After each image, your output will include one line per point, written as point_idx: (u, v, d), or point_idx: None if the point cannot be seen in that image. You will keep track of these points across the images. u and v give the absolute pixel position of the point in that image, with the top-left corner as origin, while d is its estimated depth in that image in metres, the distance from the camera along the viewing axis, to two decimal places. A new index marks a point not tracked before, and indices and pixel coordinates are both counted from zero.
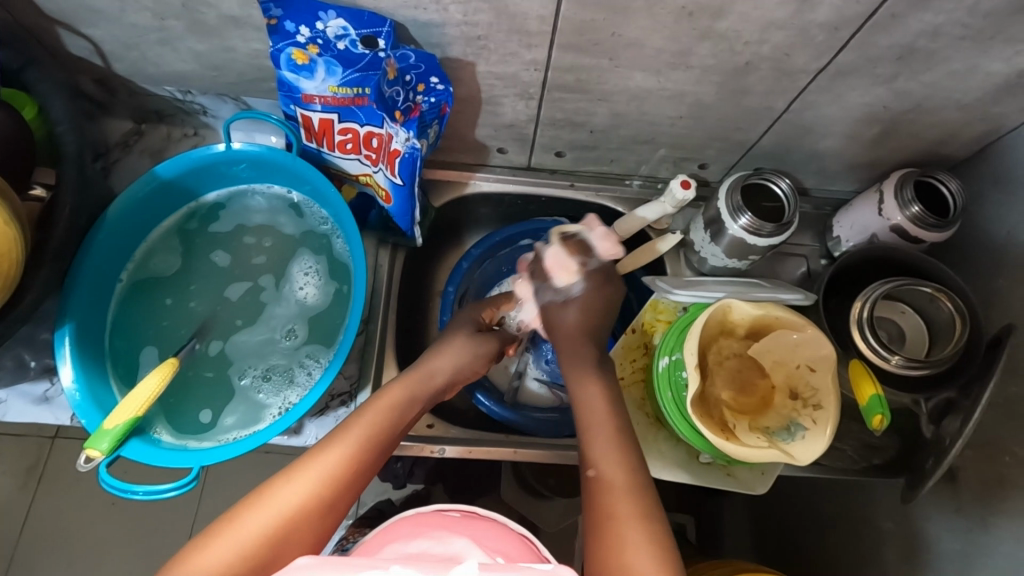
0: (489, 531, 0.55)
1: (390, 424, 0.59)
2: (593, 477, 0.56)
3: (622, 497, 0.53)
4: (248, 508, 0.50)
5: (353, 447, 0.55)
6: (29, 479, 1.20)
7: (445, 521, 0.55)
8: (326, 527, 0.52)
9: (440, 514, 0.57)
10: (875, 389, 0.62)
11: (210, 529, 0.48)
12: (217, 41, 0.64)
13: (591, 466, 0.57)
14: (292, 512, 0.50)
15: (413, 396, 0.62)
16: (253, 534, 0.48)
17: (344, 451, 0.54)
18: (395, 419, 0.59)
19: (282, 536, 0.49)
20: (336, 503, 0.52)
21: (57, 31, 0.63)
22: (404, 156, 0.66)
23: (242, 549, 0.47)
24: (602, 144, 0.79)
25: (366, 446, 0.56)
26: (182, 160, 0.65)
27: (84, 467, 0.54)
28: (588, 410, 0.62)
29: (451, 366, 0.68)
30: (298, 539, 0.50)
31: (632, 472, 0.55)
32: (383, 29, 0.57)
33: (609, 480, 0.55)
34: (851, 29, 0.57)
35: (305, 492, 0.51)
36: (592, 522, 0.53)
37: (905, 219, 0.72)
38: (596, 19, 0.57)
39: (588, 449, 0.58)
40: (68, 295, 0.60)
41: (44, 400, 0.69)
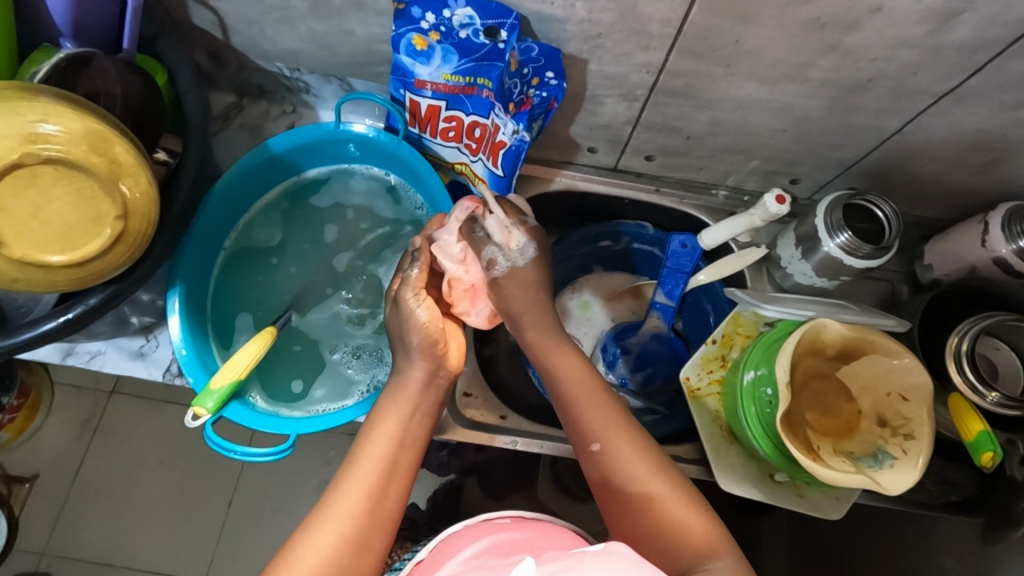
0: (544, 531, 0.56)
1: (397, 448, 0.54)
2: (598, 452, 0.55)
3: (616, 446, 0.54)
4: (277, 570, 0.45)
5: (366, 478, 0.51)
6: (85, 431, 1.25)
7: (498, 528, 0.56)
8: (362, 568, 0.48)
9: (491, 522, 0.57)
10: (985, 426, 0.60)
11: None
12: (338, 23, 0.65)
13: (593, 441, 0.55)
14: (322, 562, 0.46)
15: (411, 413, 0.57)
16: None
17: (360, 484, 0.51)
18: (404, 439, 0.55)
19: None
20: (363, 544, 0.48)
21: (189, 3, 0.66)
22: (510, 148, 0.66)
23: None
24: (695, 151, 0.78)
25: (377, 477, 0.51)
26: (294, 135, 0.66)
27: (190, 423, 0.56)
28: (574, 393, 0.58)
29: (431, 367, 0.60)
30: None
31: (635, 442, 0.54)
32: (508, 21, 0.58)
33: (617, 451, 0.54)
34: (988, 52, 0.56)
35: (326, 537, 0.47)
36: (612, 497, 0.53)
37: (1010, 252, 0.70)
38: (722, 26, 0.57)
39: (586, 422, 0.56)
40: (180, 256, 0.62)
41: (139, 355, 0.73)
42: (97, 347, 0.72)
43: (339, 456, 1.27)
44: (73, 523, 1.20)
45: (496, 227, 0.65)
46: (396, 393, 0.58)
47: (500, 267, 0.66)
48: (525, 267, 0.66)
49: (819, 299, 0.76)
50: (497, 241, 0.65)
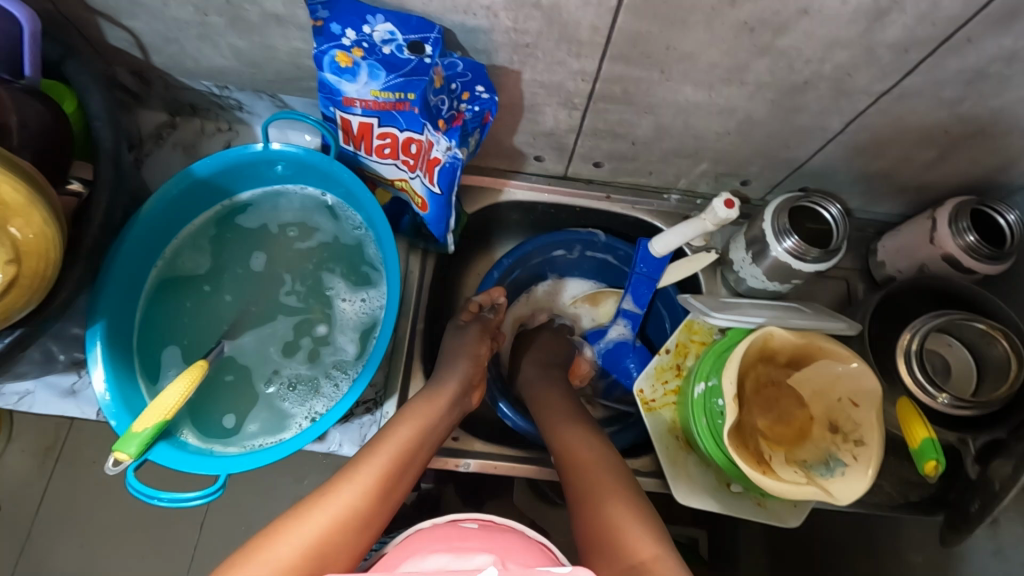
0: (510, 545, 0.53)
1: (409, 449, 0.60)
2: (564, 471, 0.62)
3: (586, 469, 0.60)
4: (283, 525, 0.50)
5: (382, 463, 0.57)
6: (46, 460, 1.21)
7: (463, 534, 0.53)
8: (358, 543, 0.51)
9: (455, 526, 0.55)
10: (928, 433, 0.59)
11: (247, 546, 0.48)
12: (258, 39, 0.62)
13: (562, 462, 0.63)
14: (326, 527, 0.50)
15: (435, 419, 0.64)
16: (293, 548, 0.48)
17: (375, 466, 0.56)
18: (416, 442, 0.61)
19: (322, 548, 0.49)
20: (354, 529, 0.52)
21: (98, 22, 0.62)
22: (444, 164, 0.65)
23: (278, 563, 0.46)
24: (643, 156, 0.76)
25: (392, 468, 0.57)
26: (217, 158, 0.64)
27: (111, 469, 0.54)
28: (557, 425, 0.68)
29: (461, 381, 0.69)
30: (337, 551, 0.50)
31: (599, 455, 0.62)
32: (431, 35, 0.56)
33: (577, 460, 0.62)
34: (921, 52, 0.54)
35: (326, 515, 0.51)
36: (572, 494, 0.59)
37: (958, 248, 0.69)
38: (652, 31, 0.54)
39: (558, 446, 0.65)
40: (100, 292, 0.59)
41: (71, 393, 0.69)
42: (25, 387, 0.68)
43: (312, 472, 1.24)
44: (37, 555, 1.16)
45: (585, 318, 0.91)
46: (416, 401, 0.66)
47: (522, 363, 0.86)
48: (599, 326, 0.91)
49: (773, 304, 0.75)
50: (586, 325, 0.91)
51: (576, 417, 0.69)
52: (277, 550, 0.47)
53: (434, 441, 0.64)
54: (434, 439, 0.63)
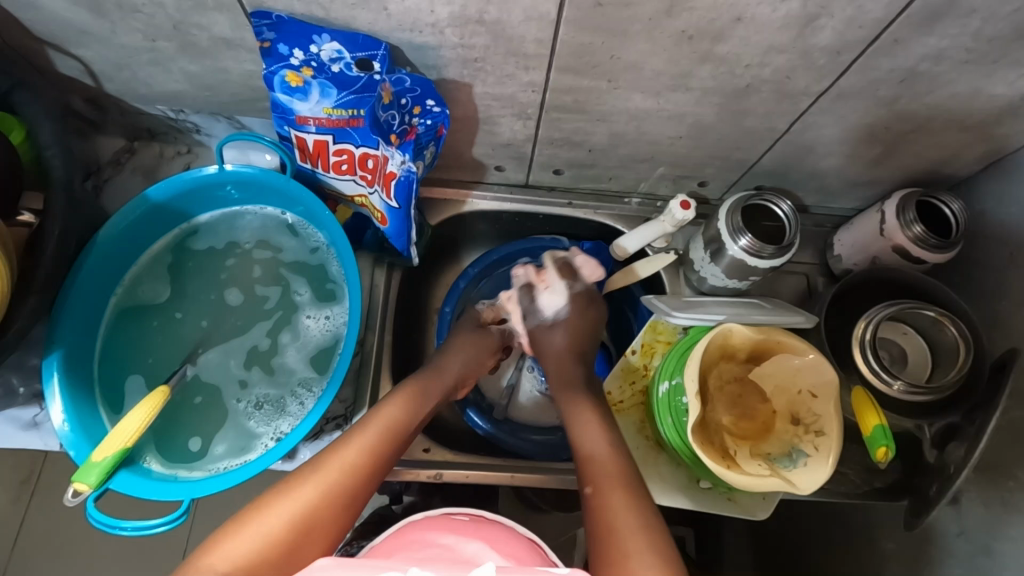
0: (499, 537, 0.55)
1: (381, 446, 0.61)
2: (592, 493, 0.59)
3: (605, 480, 0.60)
4: (270, 500, 0.53)
5: (369, 439, 0.60)
6: (20, 494, 1.19)
7: (454, 526, 0.55)
8: (344, 518, 0.55)
9: (447, 518, 0.56)
10: (880, 420, 0.61)
11: (234, 520, 0.52)
12: (209, 62, 0.63)
13: (587, 484, 0.60)
14: (311, 501, 0.54)
15: (423, 400, 0.68)
16: (280, 523, 0.51)
17: (361, 442, 0.60)
18: (390, 439, 0.62)
19: (307, 522, 0.52)
20: (314, 529, 0.53)
21: (47, 52, 0.62)
22: (400, 178, 0.65)
23: (265, 537, 0.50)
24: (600, 163, 0.78)
25: (378, 445, 0.60)
26: (173, 182, 0.64)
27: (70, 501, 0.53)
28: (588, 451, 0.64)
29: (453, 372, 0.74)
30: (321, 526, 0.53)
31: (631, 493, 0.58)
32: (379, 52, 0.56)
33: (608, 499, 0.57)
34: (854, 53, 0.56)
35: (288, 516, 0.52)
36: (591, 532, 0.56)
37: (907, 239, 0.71)
38: (594, 42, 0.56)
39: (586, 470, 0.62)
40: (57, 323, 0.59)
41: (33, 426, 0.68)
42: None
43: None
44: None
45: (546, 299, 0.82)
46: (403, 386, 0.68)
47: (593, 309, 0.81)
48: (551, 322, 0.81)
49: (734, 301, 0.77)
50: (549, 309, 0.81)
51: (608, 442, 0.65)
52: (263, 524, 0.51)
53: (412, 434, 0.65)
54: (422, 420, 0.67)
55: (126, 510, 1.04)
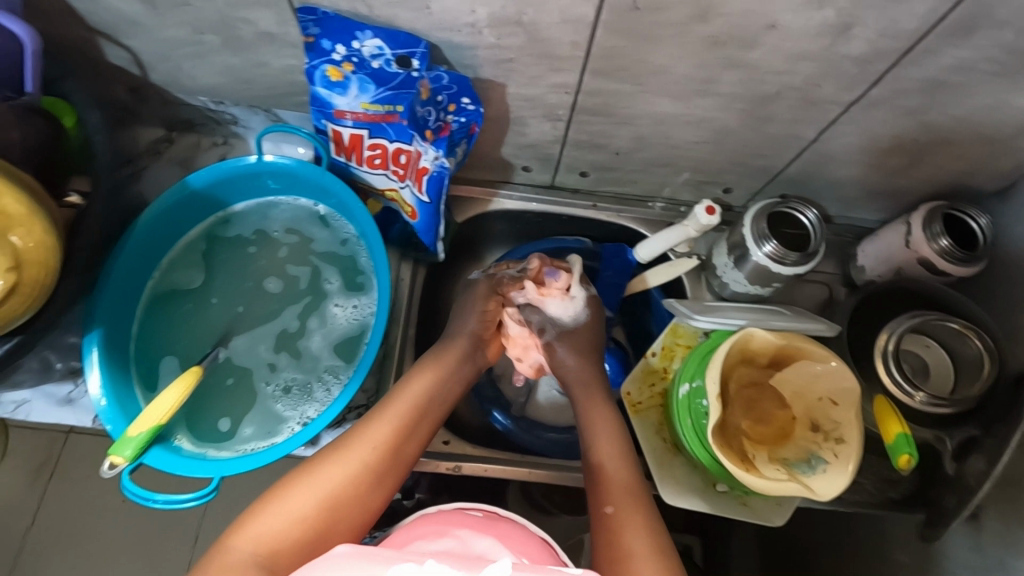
0: (513, 534, 0.56)
1: (404, 431, 0.62)
2: (609, 514, 0.58)
3: (626, 512, 0.58)
4: (300, 478, 0.56)
5: (394, 419, 0.62)
6: (40, 475, 1.21)
7: (468, 521, 0.57)
8: (371, 497, 0.57)
9: (462, 514, 0.58)
10: (903, 428, 0.61)
11: (264, 498, 0.54)
12: (250, 56, 0.65)
13: (608, 502, 0.59)
14: (340, 480, 0.56)
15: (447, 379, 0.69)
16: (310, 502, 0.54)
17: (387, 422, 0.62)
18: (412, 421, 0.63)
19: (336, 502, 0.55)
20: (340, 512, 0.55)
21: (97, 41, 0.65)
22: (432, 173, 0.67)
23: (297, 516, 0.52)
24: (625, 166, 0.79)
25: (403, 424, 0.62)
26: (213, 170, 0.66)
27: (106, 473, 0.54)
28: (608, 463, 0.63)
29: (472, 344, 0.73)
30: (350, 504, 0.56)
31: (647, 515, 0.58)
32: (418, 50, 0.58)
33: (626, 520, 0.57)
34: (885, 63, 0.57)
35: (314, 499, 0.54)
36: (606, 556, 0.55)
37: (933, 252, 0.71)
38: (626, 46, 0.57)
39: (605, 489, 0.61)
40: (96, 302, 0.60)
41: (67, 401, 0.70)
42: (21, 396, 0.69)
43: None
44: (28, 571, 1.16)
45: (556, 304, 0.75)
46: (425, 364, 0.69)
47: (552, 333, 0.75)
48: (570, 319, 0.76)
49: (753, 307, 0.77)
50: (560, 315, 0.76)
51: (625, 456, 0.64)
52: (295, 502, 0.53)
53: (434, 417, 0.66)
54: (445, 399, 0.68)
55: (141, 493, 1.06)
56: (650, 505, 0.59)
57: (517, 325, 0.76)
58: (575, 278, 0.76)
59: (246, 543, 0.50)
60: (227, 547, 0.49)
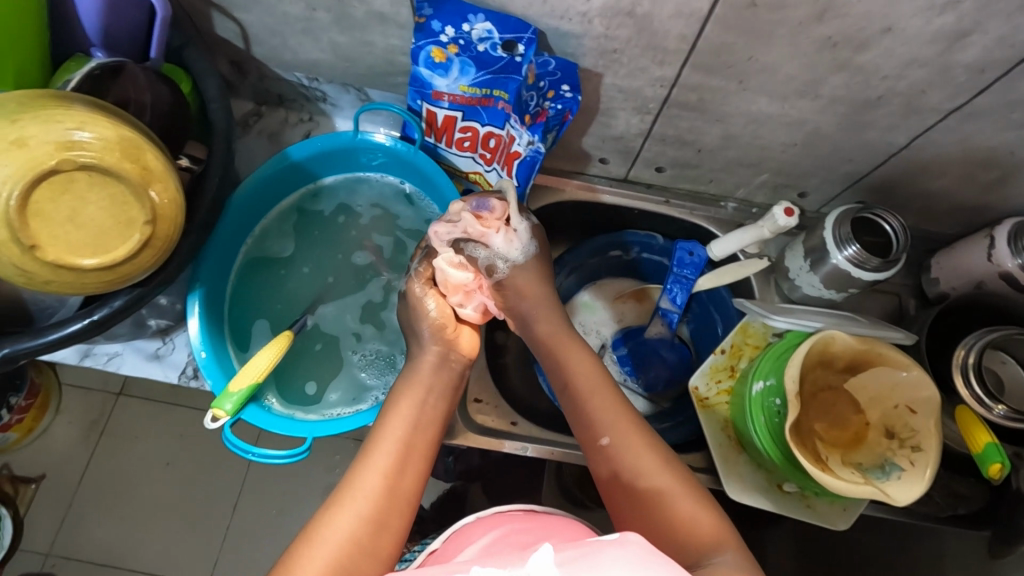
0: (554, 525, 0.56)
1: (396, 466, 0.53)
2: (607, 445, 0.56)
3: (623, 437, 0.56)
4: (302, 547, 0.46)
5: (385, 457, 0.53)
6: (95, 430, 1.26)
7: (511, 519, 0.58)
8: (382, 550, 0.49)
9: (503, 515, 0.59)
10: (992, 437, 0.60)
11: None
12: (358, 35, 0.67)
13: (602, 435, 0.57)
14: (344, 538, 0.47)
15: (425, 397, 0.60)
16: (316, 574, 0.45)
17: (379, 461, 0.53)
18: (405, 455, 0.54)
19: (346, 567, 0.46)
20: None
21: (212, 13, 0.67)
22: (524, 158, 0.68)
23: None
24: (705, 164, 0.79)
25: (395, 458, 0.54)
26: (313, 143, 0.68)
27: (209, 425, 0.57)
28: (591, 398, 0.60)
29: (440, 360, 0.63)
30: (363, 566, 0.47)
31: (658, 452, 0.55)
32: (526, 35, 0.59)
33: (626, 444, 0.56)
34: (997, 72, 0.56)
35: (318, 567, 0.45)
36: (620, 492, 0.54)
37: (1016, 267, 0.71)
38: (737, 43, 0.58)
39: (597, 419, 0.58)
40: (200, 262, 0.63)
41: (156, 357, 0.74)
42: (114, 348, 0.73)
43: (345, 459, 1.27)
44: (80, 522, 1.20)
45: (502, 239, 0.66)
46: (402, 392, 0.60)
47: (502, 271, 0.67)
48: (525, 261, 0.68)
49: (828, 312, 0.77)
50: (502, 249, 0.66)
51: (605, 386, 0.61)
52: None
53: (428, 444, 0.57)
54: (435, 425, 0.59)
55: None
56: (644, 423, 0.58)
57: (457, 269, 0.65)
58: (514, 207, 0.66)
59: None
60: None
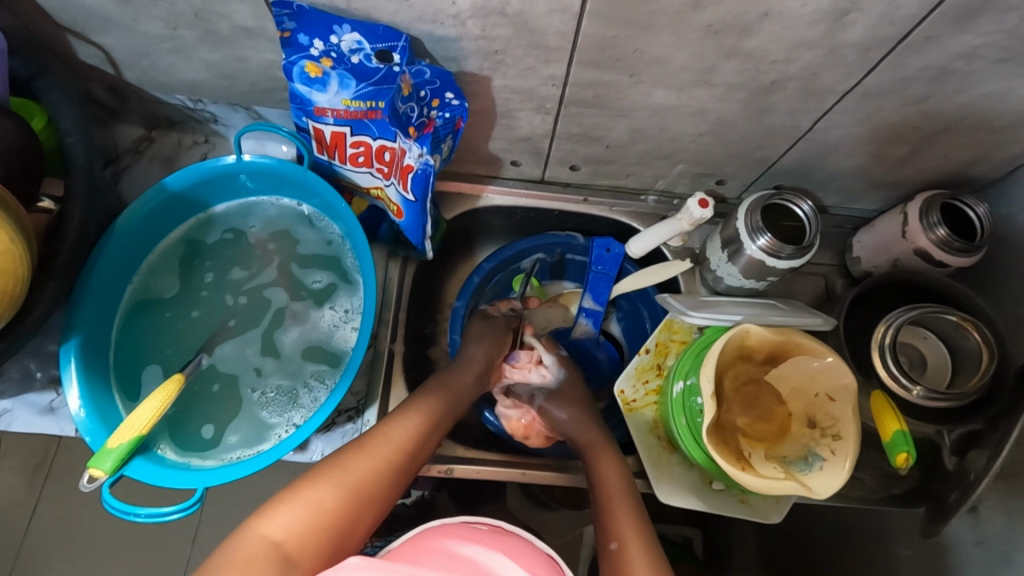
0: (521, 554, 0.50)
1: (396, 461, 0.57)
2: (614, 549, 0.57)
3: (630, 543, 0.57)
4: (325, 469, 0.53)
5: (415, 422, 0.61)
6: (36, 477, 1.20)
7: (474, 535, 0.51)
8: (388, 496, 0.55)
9: (467, 526, 0.52)
10: (900, 425, 0.61)
11: (288, 488, 0.51)
12: (229, 52, 0.62)
13: (612, 539, 0.58)
14: (366, 474, 0.54)
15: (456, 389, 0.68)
16: (335, 496, 0.51)
17: (409, 423, 0.60)
18: (429, 426, 0.62)
19: (360, 495, 0.53)
20: (360, 506, 0.52)
21: (69, 38, 0.62)
22: (416, 171, 0.65)
23: (321, 506, 0.50)
24: (618, 159, 0.77)
25: (424, 426, 0.61)
26: (191, 170, 0.64)
27: (86, 486, 0.53)
28: (616, 514, 0.60)
29: (478, 365, 0.73)
30: (373, 500, 0.53)
31: (653, 548, 0.56)
32: (399, 44, 0.56)
33: (632, 551, 0.56)
34: (883, 50, 0.55)
35: (296, 519, 0.48)
36: None
37: (930, 242, 0.70)
38: (617, 36, 0.55)
39: (609, 523, 0.59)
40: (75, 310, 0.59)
41: (49, 411, 0.68)
42: (3, 406, 0.67)
43: None
44: None
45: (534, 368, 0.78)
46: (440, 380, 0.68)
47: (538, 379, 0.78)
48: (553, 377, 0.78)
49: (750, 302, 0.76)
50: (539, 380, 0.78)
51: (624, 494, 0.62)
52: (321, 490, 0.51)
53: (446, 427, 0.65)
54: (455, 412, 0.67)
55: (135, 495, 1.05)
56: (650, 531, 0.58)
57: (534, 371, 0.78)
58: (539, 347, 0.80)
59: (268, 532, 0.47)
60: (253, 530, 0.47)
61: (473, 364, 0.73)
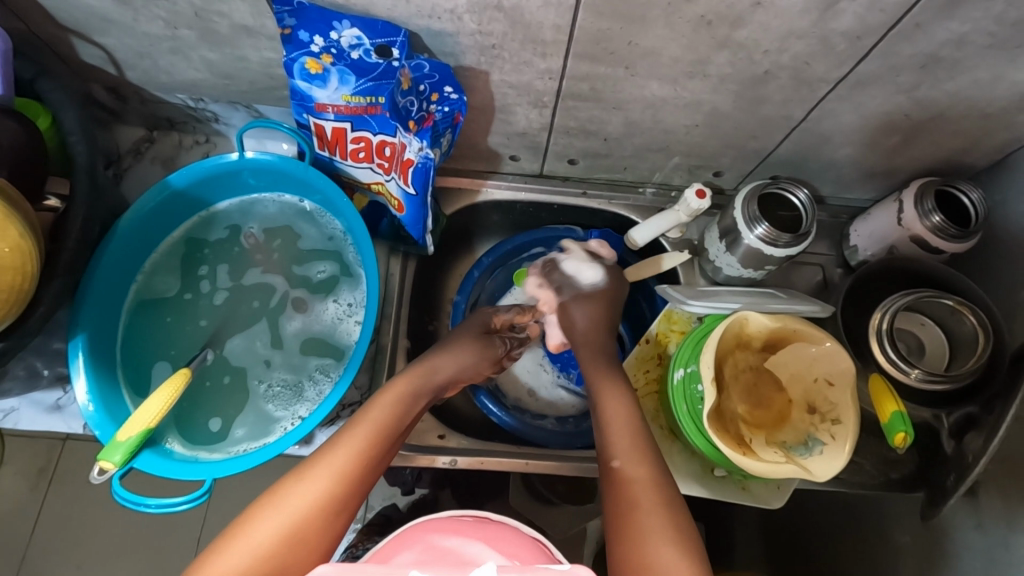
0: (504, 539, 0.50)
1: (340, 490, 0.54)
2: (618, 468, 0.57)
3: (631, 463, 0.57)
4: (261, 510, 0.51)
5: (361, 441, 0.57)
6: (40, 481, 1.20)
7: (459, 526, 0.51)
8: (335, 528, 0.53)
9: (452, 519, 0.52)
10: (898, 407, 0.62)
11: (225, 533, 0.50)
12: (229, 51, 0.63)
13: (614, 457, 0.58)
14: (304, 510, 0.51)
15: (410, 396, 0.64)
16: (271, 536, 0.49)
17: (353, 444, 0.57)
18: (379, 441, 0.58)
19: (301, 534, 0.51)
20: (302, 544, 0.50)
21: (71, 40, 0.63)
22: (417, 165, 0.66)
23: (258, 551, 0.48)
24: (615, 152, 0.78)
25: (371, 444, 0.58)
26: (195, 168, 0.65)
27: (96, 479, 0.54)
28: (615, 431, 0.61)
29: (445, 376, 0.69)
30: (318, 536, 0.51)
31: (653, 466, 0.56)
32: (398, 39, 0.57)
33: (638, 468, 0.56)
34: (874, 38, 0.56)
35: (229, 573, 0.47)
36: (615, 513, 0.53)
37: (924, 228, 0.71)
38: (612, 28, 0.56)
39: (611, 445, 0.59)
40: (80, 306, 0.60)
41: (56, 409, 0.69)
42: (9, 404, 0.68)
43: None
44: None
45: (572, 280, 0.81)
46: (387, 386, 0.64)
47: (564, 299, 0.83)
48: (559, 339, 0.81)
49: (748, 291, 0.76)
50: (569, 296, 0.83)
51: (629, 421, 0.62)
52: (255, 534, 0.49)
53: (401, 434, 0.62)
54: (411, 416, 0.63)
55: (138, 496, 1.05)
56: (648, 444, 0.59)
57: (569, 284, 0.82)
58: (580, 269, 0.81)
59: None
60: None
61: (432, 375, 0.68)
